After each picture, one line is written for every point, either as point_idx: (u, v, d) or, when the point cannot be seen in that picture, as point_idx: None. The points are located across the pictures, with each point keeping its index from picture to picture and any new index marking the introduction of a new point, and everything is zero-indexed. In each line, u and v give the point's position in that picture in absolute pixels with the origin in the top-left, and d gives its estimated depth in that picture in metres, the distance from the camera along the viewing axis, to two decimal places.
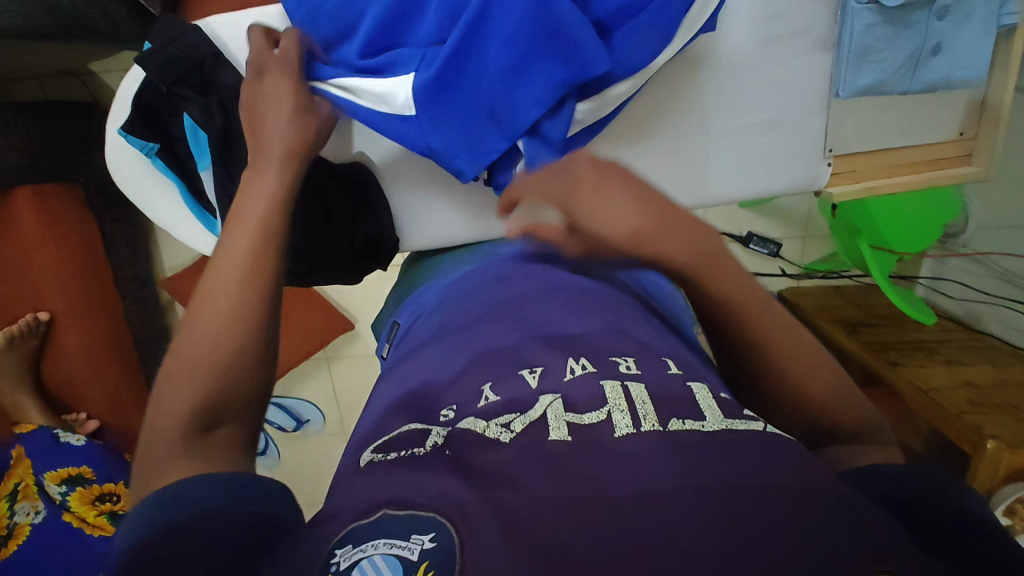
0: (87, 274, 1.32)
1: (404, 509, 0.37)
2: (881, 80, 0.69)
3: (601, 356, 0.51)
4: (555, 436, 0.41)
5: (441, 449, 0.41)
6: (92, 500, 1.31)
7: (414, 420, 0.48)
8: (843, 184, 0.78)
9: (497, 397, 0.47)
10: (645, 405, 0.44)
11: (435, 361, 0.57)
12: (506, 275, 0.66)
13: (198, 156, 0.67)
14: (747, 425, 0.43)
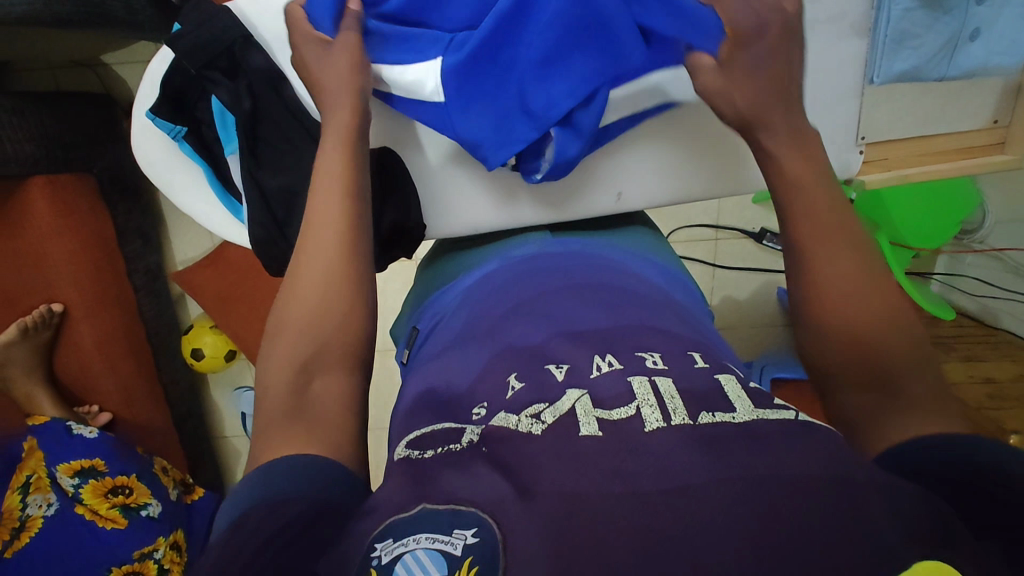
0: (100, 265, 1.32)
1: (446, 504, 0.37)
2: (917, 66, 0.69)
3: (626, 350, 0.48)
4: (585, 431, 0.39)
5: (478, 448, 0.40)
6: (104, 493, 1.30)
7: (447, 420, 0.47)
8: (875, 173, 0.79)
9: (524, 388, 0.45)
10: (674, 400, 0.40)
11: (459, 359, 0.54)
12: (528, 272, 0.63)
13: (225, 139, 0.68)
14: (776, 413, 0.40)
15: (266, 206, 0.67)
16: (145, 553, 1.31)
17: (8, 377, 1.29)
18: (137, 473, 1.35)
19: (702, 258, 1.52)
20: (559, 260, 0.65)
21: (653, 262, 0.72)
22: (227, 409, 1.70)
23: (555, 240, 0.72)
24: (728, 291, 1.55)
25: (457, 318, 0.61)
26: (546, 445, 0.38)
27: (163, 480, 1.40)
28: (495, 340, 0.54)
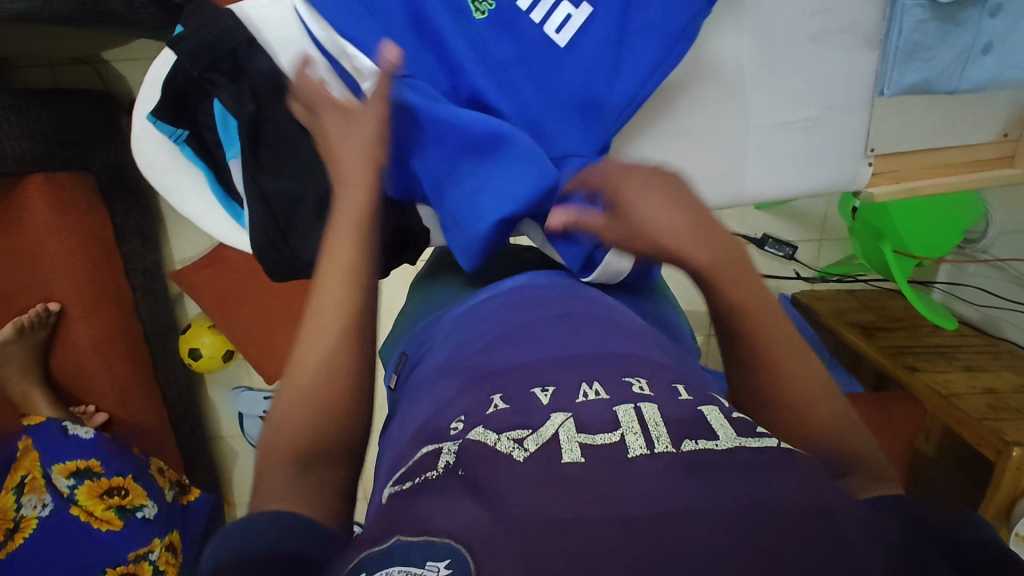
0: (98, 265, 1.30)
1: (419, 535, 0.35)
2: (928, 78, 0.68)
3: (612, 375, 0.46)
4: (568, 457, 0.38)
5: (453, 471, 0.39)
6: (100, 495, 1.29)
7: (426, 442, 0.44)
8: (883, 184, 0.78)
9: (507, 407, 0.43)
10: (658, 427, 0.39)
11: (444, 388, 0.50)
12: (515, 300, 0.59)
13: (228, 144, 0.66)
14: (760, 442, 0.39)
15: (270, 213, 0.67)
16: (141, 555, 1.31)
17: (7, 377, 1.27)
18: (133, 474, 1.34)
19: None
20: (546, 286, 0.61)
21: (635, 292, 0.68)
22: (224, 408, 1.71)
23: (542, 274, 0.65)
24: None
25: (446, 351, 0.58)
26: (535, 467, 0.37)
27: (159, 480, 1.39)
28: (480, 366, 0.50)
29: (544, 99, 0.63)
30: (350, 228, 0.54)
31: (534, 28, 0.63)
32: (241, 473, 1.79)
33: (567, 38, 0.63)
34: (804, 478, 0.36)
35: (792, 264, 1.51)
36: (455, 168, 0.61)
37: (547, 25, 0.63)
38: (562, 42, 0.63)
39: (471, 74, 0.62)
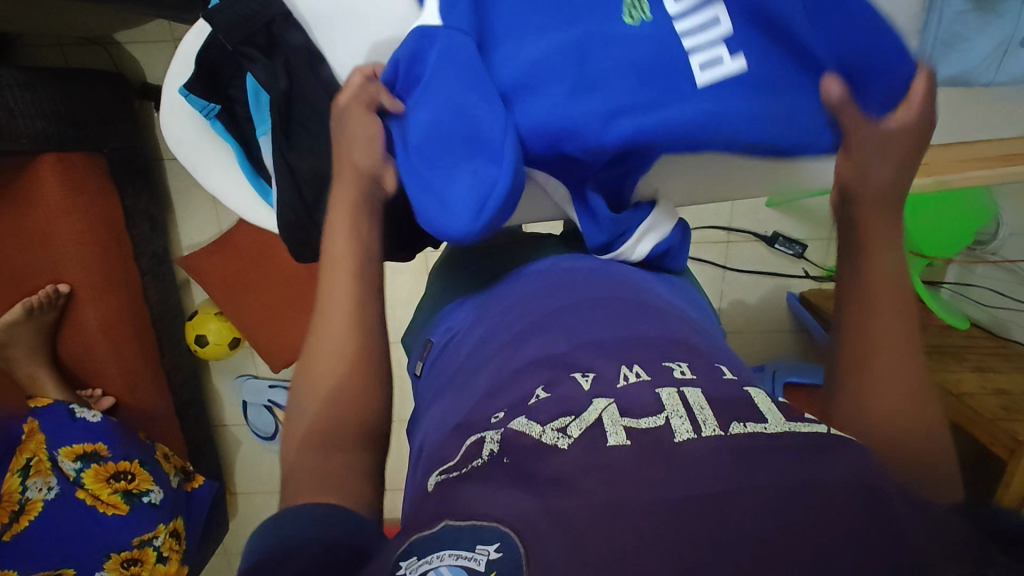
0: (108, 247, 1.30)
1: (468, 520, 0.34)
2: (966, 71, 0.70)
3: (652, 360, 0.45)
4: (613, 440, 0.37)
5: (498, 458, 0.37)
6: (106, 478, 1.28)
7: (468, 436, 0.43)
8: (914, 176, 0.79)
9: (549, 396, 0.42)
10: (704, 411, 0.38)
11: (481, 379, 0.50)
12: (544, 285, 0.58)
13: (258, 121, 0.66)
14: (810, 428, 0.37)
15: (297, 188, 0.66)
16: (145, 540, 1.31)
17: (14, 358, 1.27)
18: (140, 459, 1.33)
19: (714, 260, 1.51)
20: (574, 271, 0.60)
21: (659, 271, 0.67)
22: (229, 395, 1.71)
23: (565, 259, 0.64)
24: (738, 295, 1.55)
25: (478, 337, 0.57)
26: (581, 453, 0.36)
27: (165, 465, 1.38)
28: (515, 354, 0.50)
29: (609, 106, 0.51)
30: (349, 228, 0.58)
31: (678, 52, 0.51)
32: (244, 462, 1.79)
33: (705, 78, 0.51)
34: (863, 456, 0.34)
35: (802, 262, 1.50)
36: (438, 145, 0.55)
37: (694, 57, 0.51)
38: (700, 85, 0.51)
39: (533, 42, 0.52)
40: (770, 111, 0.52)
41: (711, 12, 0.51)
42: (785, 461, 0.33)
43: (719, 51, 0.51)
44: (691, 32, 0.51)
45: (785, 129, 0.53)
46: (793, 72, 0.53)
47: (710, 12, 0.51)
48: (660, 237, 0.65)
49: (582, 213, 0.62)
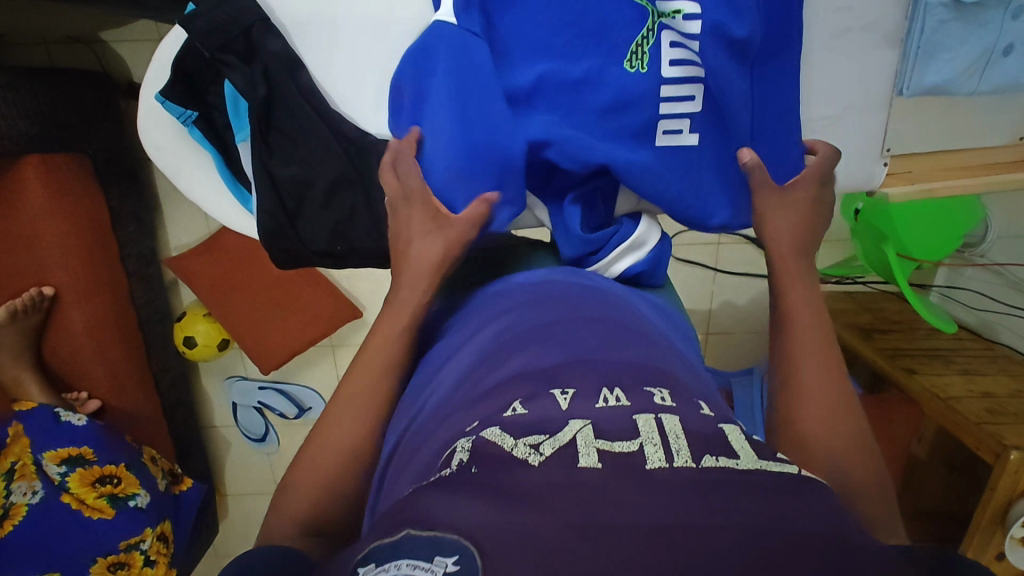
0: (93, 248, 1.28)
1: (427, 530, 0.32)
2: (947, 79, 0.70)
3: (634, 384, 0.44)
4: (584, 463, 0.36)
5: (466, 467, 0.36)
6: (92, 482, 1.27)
7: (442, 443, 0.43)
8: (898, 184, 0.79)
9: (526, 412, 0.41)
10: (679, 440, 0.37)
11: (462, 391, 0.49)
12: (531, 298, 0.58)
13: (236, 127, 0.65)
14: (781, 467, 0.36)
15: (277, 197, 0.66)
16: (132, 544, 1.31)
17: None
18: (126, 463, 1.31)
19: (704, 262, 1.51)
20: (561, 286, 0.60)
21: (640, 293, 0.65)
22: (217, 397, 1.70)
23: (553, 271, 0.63)
24: (727, 297, 1.55)
25: (459, 348, 0.56)
26: (551, 472, 0.35)
27: (153, 469, 1.37)
28: (500, 365, 0.49)
29: (584, 140, 0.61)
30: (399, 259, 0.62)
31: (655, 108, 0.62)
32: (233, 464, 1.79)
33: (665, 141, 0.63)
34: (830, 503, 0.34)
35: None
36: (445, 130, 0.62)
37: (663, 118, 0.63)
38: (658, 143, 0.63)
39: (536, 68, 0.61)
40: (705, 163, 0.65)
41: (693, 87, 0.63)
42: (750, 495, 0.33)
43: (683, 122, 0.63)
44: (672, 96, 0.63)
45: (709, 189, 0.65)
46: (727, 141, 0.66)
47: (692, 87, 0.63)
48: (637, 256, 0.66)
49: (559, 226, 0.67)
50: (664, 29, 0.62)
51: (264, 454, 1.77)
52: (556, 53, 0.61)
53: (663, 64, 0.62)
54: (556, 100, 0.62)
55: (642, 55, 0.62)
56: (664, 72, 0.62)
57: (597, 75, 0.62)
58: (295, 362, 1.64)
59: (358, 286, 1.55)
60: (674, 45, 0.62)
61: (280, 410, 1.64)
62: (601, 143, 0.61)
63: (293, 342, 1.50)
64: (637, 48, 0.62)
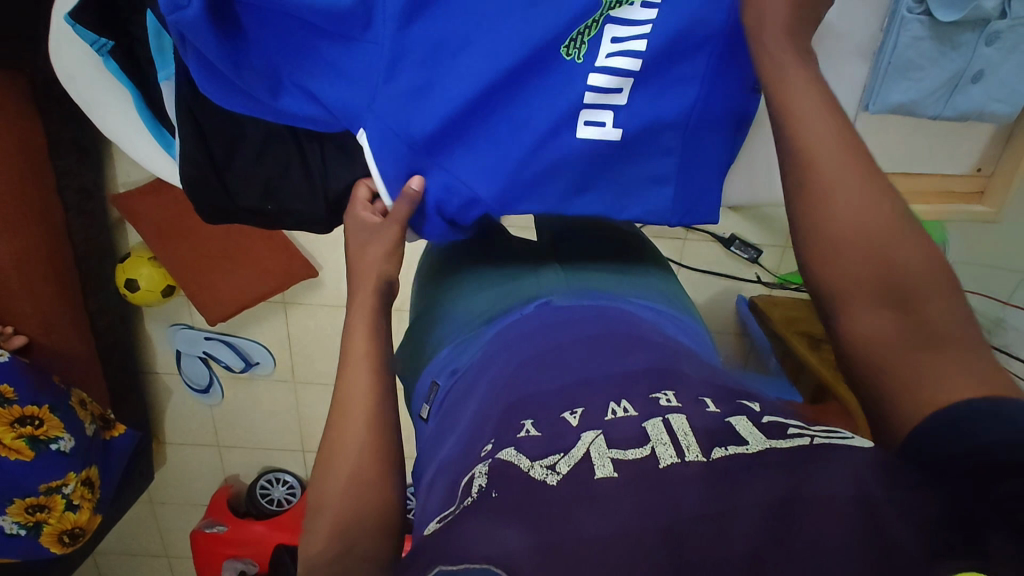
0: (25, 174, 1.20)
1: (461, 564, 0.33)
2: (913, 99, 0.75)
3: (639, 394, 0.45)
4: (600, 473, 0.37)
5: (487, 493, 0.38)
6: (11, 423, 1.18)
7: (462, 478, 0.44)
8: None
9: (538, 434, 0.42)
10: (688, 437, 0.38)
11: (476, 424, 0.50)
12: (542, 326, 0.59)
13: (160, 64, 0.59)
14: (791, 442, 0.38)
15: (203, 144, 0.62)
16: (54, 488, 1.27)
17: None
18: (50, 404, 1.25)
19: (669, 256, 1.50)
20: (573, 312, 0.61)
21: (647, 303, 0.68)
22: (160, 343, 1.67)
23: (565, 300, 0.65)
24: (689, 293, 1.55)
25: (476, 380, 0.57)
26: (574, 487, 0.37)
27: (79, 413, 1.33)
28: (511, 391, 0.50)
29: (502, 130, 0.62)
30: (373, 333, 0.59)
31: (578, 100, 0.61)
32: (173, 412, 1.78)
33: (586, 133, 0.62)
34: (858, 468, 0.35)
35: (755, 266, 1.51)
36: (334, 75, 0.58)
37: (587, 109, 0.61)
38: (580, 135, 0.62)
39: (472, 38, 0.58)
40: (631, 155, 0.65)
41: (622, 79, 0.61)
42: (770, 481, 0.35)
43: (604, 115, 0.62)
44: (600, 88, 0.61)
45: (626, 191, 0.66)
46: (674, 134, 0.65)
47: (622, 80, 0.61)
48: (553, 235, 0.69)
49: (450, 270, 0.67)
50: (608, 22, 0.59)
51: (207, 405, 1.76)
52: (501, 27, 0.58)
53: (600, 57, 0.60)
54: (460, 84, 0.58)
55: (580, 44, 0.60)
56: (600, 63, 0.60)
57: (511, 62, 0.58)
58: (247, 315, 1.61)
59: (318, 246, 1.52)
60: (611, 55, 0.60)
61: (227, 362, 1.65)
62: (515, 134, 0.62)
63: (242, 295, 1.47)
64: (577, 35, 0.59)
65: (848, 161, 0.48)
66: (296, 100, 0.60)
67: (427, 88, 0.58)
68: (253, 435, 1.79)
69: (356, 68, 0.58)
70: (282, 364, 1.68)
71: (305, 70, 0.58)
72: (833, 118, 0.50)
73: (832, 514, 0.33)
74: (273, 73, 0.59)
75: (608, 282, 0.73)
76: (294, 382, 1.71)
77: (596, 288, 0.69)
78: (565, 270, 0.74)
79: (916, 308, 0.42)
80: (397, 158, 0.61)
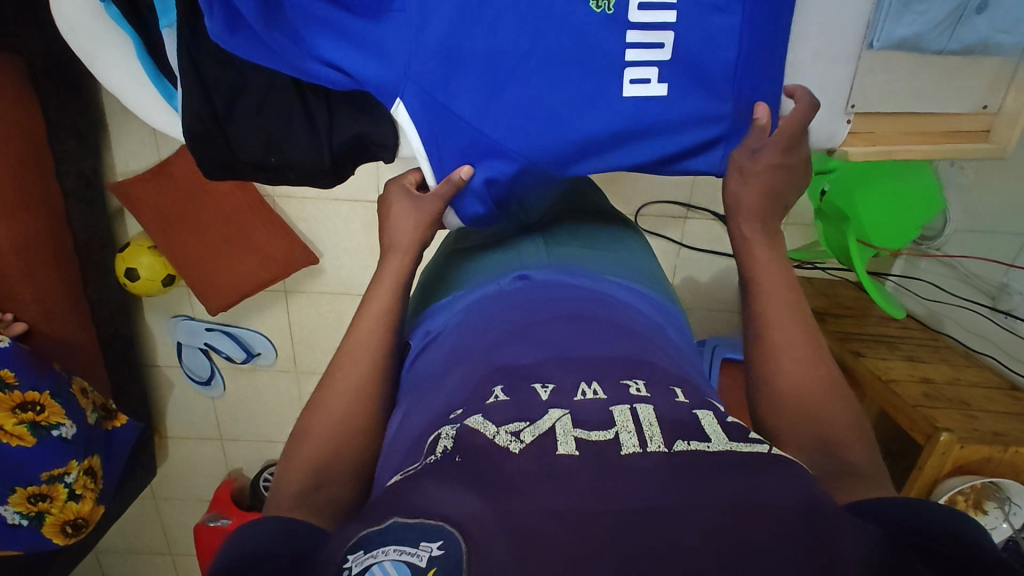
0: (25, 160, 1.19)
1: (417, 517, 0.37)
2: (919, 33, 0.69)
3: (611, 377, 0.49)
4: (563, 449, 0.40)
5: (451, 455, 0.41)
6: (11, 408, 1.17)
7: (431, 431, 0.47)
8: (861, 145, 0.78)
9: (507, 400, 0.46)
10: (652, 427, 0.42)
11: (449, 384, 0.53)
12: (524, 301, 0.61)
13: (161, 11, 0.60)
14: (750, 447, 0.41)
15: (206, 98, 0.62)
16: (56, 476, 1.26)
17: None
18: (51, 391, 1.24)
19: (670, 237, 1.50)
20: (553, 287, 0.63)
21: (631, 286, 0.68)
22: (161, 334, 1.66)
23: (546, 274, 0.66)
24: (690, 273, 1.55)
25: (453, 341, 0.60)
26: (532, 459, 0.40)
27: (81, 400, 1.32)
28: (488, 358, 0.53)
29: (543, 90, 0.62)
30: (381, 312, 0.61)
31: (619, 53, 0.61)
32: (175, 404, 1.76)
33: (633, 91, 0.63)
34: (800, 481, 0.39)
35: None
36: (371, 35, 0.59)
37: (629, 67, 0.62)
38: (626, 94, 0.63)
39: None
40: (676, 116, 0.64)
41: (662, 34, 0.61)
42: (720, 475, 0.38)
43: (650, 70, 0.62)
44: (638, 43, 0.61)
45: (677, 150, 0.66)
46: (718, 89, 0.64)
47: (661, 35, 0.61)
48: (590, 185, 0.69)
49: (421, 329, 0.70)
50: None
51: (209, 397, 1.75)
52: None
53: (630, 9, 0.60)
54: (502, 42, 0.60)
55: None
56: (633, 16, 0.60)
57: (542, 20, 0.60)
58: (247, 305, 1.60)
59: (317, 233, 1.51)
60: (642, 7, 0.60)
61: (229, 354, 1.63)
62: (556, 93, 0.62)
63: (241, 283, 1.46)
64: None
65: (783, 304, 0.60)
66: (329, 57, 0.60)
67: (462, 48, 0.60)
68: (256, 426, 1.78)
69: (393, 30, 0.59)
70: (284, 354, 1.67)
71: (337, 33, 0.60)
72: (769, 270, 0.64)
73: (773, 512, 0.36)
74: (312, 34, 0.60)
75: (590, 256, 0.73)
76: (296, 372, 1.69)
77: (575, 262, 0.70)
78: (549, 245, 0.74)
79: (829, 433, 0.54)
80: (437, 120, 0.62)
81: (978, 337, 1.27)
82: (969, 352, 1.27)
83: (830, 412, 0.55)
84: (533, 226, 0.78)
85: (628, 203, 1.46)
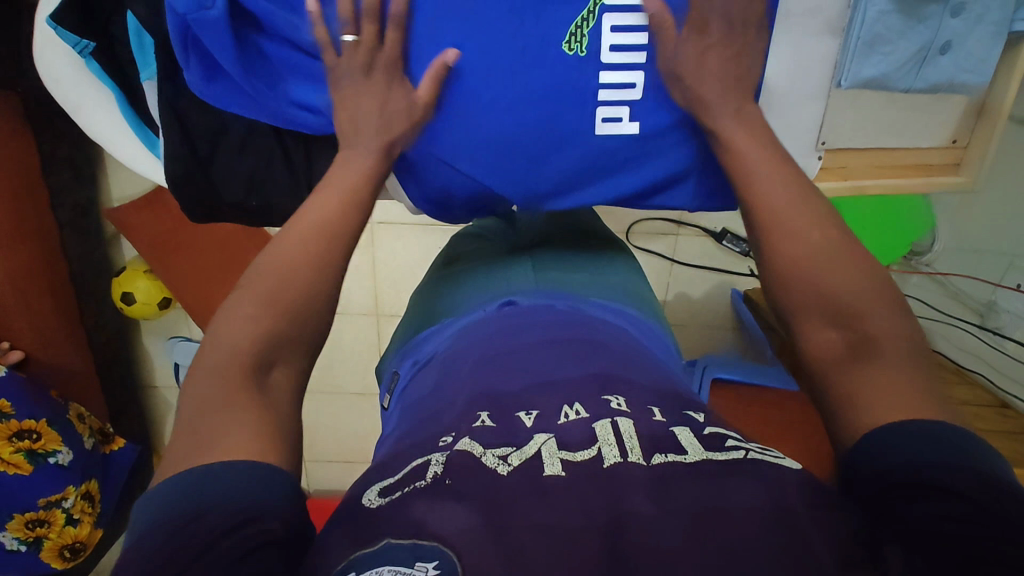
0: (19, 193, 1.21)
1: (409, 537, 0.36)
2: (884, 73, 0.70)
3: (591, 395, 0.49)
4: (549, 470, 0.41)
5: (441, 479, 0.40)
6: (9, 437, 1.19)
7: (418, 454, 0.46)
8: (835, 177, 0.80)
9: (493, 426, 0.46)
10: (632, 439, 0.43)
11: (433, 411, 0.53)
12: (507, 327, 0.62)
13: (142, 65, 0.62)
14: (726, 455, 0.42)
15: (188, 141, 0.64)
16: (53, 502, 1.27)
17: None
18: (48, 418, 1.25)
19: (661, 253, 1.51)
20: (538, 313, 0.64)
21: (616, 309, 0.69)
22: (159, 358, 1.67)
23: (532, 301, 0.67)
24: (683, 288, 1.56)
25: (438, 369, 0.60)
26: (521, 478, 0.40)
27: (79, 426, 1.33)
28: (471, 382, 0.54)
29: (519, 127, 0.63)
30: None
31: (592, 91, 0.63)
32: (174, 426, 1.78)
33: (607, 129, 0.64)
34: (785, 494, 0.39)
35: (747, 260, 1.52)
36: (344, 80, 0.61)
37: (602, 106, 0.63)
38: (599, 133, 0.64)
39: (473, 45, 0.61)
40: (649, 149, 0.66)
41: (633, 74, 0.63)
42: (702, 487, 0.38)
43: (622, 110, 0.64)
44: (613, 83, 0.63)
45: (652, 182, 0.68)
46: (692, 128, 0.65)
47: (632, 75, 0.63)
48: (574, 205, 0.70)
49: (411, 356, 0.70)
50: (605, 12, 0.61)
51: None
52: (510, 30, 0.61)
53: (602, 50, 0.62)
54: (477, 86, 0.62)
55: (581, 37, 0.61)
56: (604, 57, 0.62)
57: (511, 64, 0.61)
58: None
59: None
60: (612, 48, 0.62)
61: None
62: (534, 129, 0.63)
63: None
64: (576, 29, 0.61)
65: (782, 182, 0.56)
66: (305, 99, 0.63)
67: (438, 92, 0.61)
68: None
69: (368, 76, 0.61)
70: None
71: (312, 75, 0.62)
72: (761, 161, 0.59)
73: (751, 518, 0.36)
74: (289, 80, 0.62)
75: (575, 282, 0.74)
76: None
77: (561, 288, 0.71)
78: (535, 271, 0.75)
79: (860, 329, 0.48)
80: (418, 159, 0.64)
81: (966, 353, 1.28)
82: (959, 370, 1.27)
83: (848, 290, 0.50)
84: (520, 253, 0.79)
85: (617, 222, 1.47)
